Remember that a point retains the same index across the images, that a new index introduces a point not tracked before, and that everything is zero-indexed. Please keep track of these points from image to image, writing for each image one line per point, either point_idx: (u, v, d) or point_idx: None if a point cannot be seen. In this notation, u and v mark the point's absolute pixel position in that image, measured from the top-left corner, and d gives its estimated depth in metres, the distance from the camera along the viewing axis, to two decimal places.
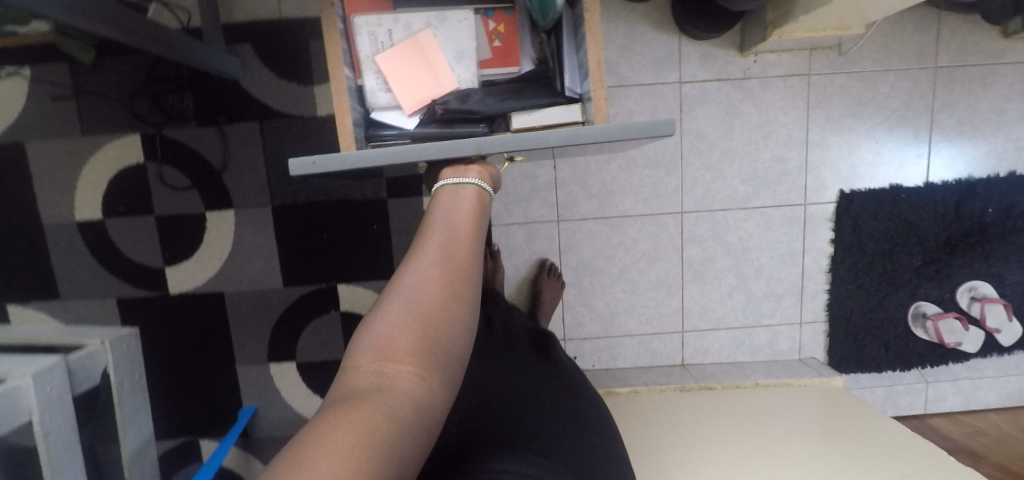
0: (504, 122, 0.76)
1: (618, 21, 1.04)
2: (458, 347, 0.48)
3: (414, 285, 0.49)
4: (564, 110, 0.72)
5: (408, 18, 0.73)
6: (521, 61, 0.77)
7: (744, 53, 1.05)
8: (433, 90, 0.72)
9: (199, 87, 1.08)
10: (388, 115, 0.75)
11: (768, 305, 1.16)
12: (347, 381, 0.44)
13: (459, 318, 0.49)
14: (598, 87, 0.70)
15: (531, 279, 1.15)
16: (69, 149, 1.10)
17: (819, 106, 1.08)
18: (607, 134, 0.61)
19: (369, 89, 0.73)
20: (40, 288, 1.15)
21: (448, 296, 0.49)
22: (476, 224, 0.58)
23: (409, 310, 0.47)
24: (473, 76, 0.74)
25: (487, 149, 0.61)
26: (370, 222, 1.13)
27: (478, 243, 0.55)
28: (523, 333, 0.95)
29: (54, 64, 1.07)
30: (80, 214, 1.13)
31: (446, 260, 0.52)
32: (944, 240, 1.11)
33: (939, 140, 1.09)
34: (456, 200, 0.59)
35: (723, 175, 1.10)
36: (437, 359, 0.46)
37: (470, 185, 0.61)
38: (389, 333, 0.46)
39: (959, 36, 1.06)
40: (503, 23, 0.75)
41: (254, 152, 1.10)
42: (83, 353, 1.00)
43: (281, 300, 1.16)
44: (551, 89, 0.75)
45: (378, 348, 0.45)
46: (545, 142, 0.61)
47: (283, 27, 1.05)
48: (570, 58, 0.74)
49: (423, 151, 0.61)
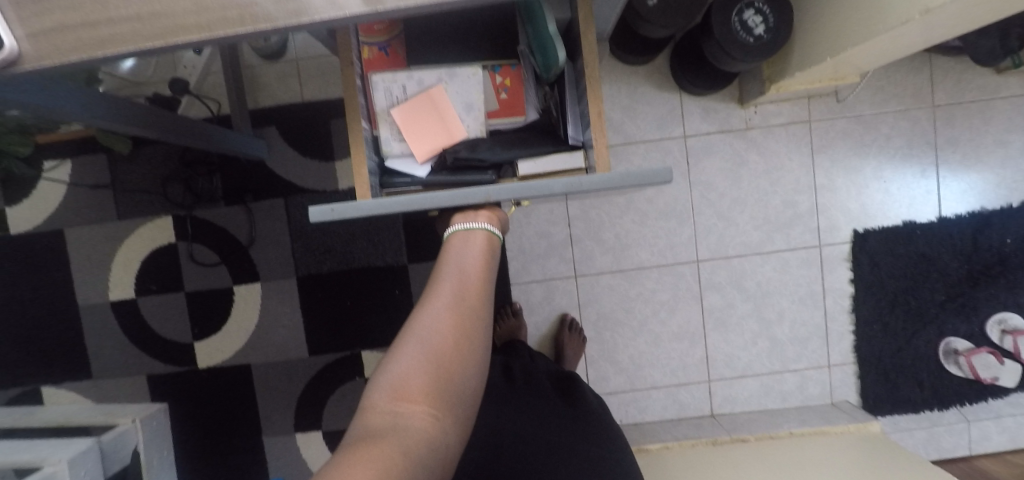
0: (511, 168, 0.76)
1: (620, 84, 1.09)
2: (469, 387, 0.51)
3: (427, 328, 0.52)
4: (568, 157, 0.73)
5: (421, 75, 0.74)
6: (527, 111, 0.79)
7: (744, 105, 1.09)
8: (443, 140, 0.74)
9: (227, 169, 1.14)
10: (401, 163, 0.75)
11: (794, 350, 1.15)
12: (363, 421, 0.46)
13: (470, 360, 0.51)
14: (599, 139, 0.70)
15: (552, 335, 1.16)
16: (106, 234, 1.16)
17: (823, 150, 1.11)
18: (611, 183, 0.59)
19: (383, 139, 0.75)
20: (74, 368, 1.18)
21: (459, 338, 0.52)
22: (487, 268, 0.61)
23: (422, 353, 0.50)
24: (482, 126, 0.76)
25: (495, 197, 0.60)
26: (392, 287, 1.15)
27: (488, 287, 0.58)
28: (545, 372, 0.95)
29: (94, 155, 1.14)
30: (115, 294, 1.17)
31: (457, 303, 0.55)
32: (966, 273, 1.10)
33: (946, 175, 1.11)
34: (468, 243, 0.63)
35: (736, 222, 1.12)
36: (449, 400, 0.48)
37: (479, 229, 0.65)
38: (404, 374, 0.49)
39: (953, 75, 1.09)
40: (510, 77, 0.77)
41: (279, 227, 1.15)
42: (116, 432, 1.01)
43: (306, 369, 1.18)
44: (555, 137, 0.75)
45: (394, 389, 0.48)
46: (551, 189, 0.59)
47: (305, 109, 1.12)
48: (572, 108, 0.76)
49: (434, 198, 0.60)
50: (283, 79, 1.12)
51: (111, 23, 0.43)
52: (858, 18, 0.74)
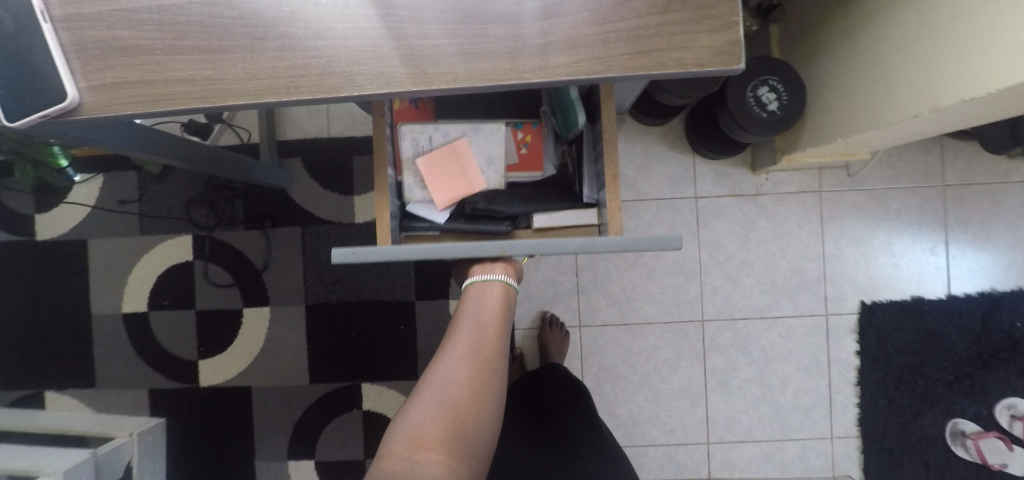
0: (526, 219, 0.80)
1: (635, 142, 1.12)
2: (482, 435, 0.58)
3: (445, 381, 0.60)
4: (581, 213, 0.77)
5: (448, 127, 0.76)
6: (544, 166, 0.80)
7: (756, 172, 1.12)
8: (462, 190, 0.75)
9: (250, 195, 1.18)
10: (422, 209, 0.76)
11: (795, 418, 1.13)
12: (386, 464, 0.53)
13: (483, 411, 0.59)
14: (613, 197, 0.70)
15: (535, 333, 1.16)
16: (126, 247, 1.19)
17: (833, 221, 1.12)
18: (621, 245, 0.59)
19: (406, 185, 0.76)
20: (79, 377, 1.20)
21: (473, 391, 0.59)
22: (501, 322, 0.67)
23: (440, 404, 0.58)
24: (501, 179, 0.77)
25: (511, 251, 0.61)
26: (398, 323, 1.17)
27: (503, 338, 0.66)
28: (553, 393, 0.95)
29: (123, 172, 1.18)
30: (127, 307, 1.19)
31: (473, 356, 0.63)
32: (975, 355, 1.09)
33: (956, 253, 1.11)
34: (485, 294, 0.69)
35: (742, 285, 1.13)
36: (462, 449, 0.55)
37: (497, 280, 0.70)
38: (422, 424, 0.56)
39: (964, 156, 1.10)
40: (531, 134, 0.79)
41: (293, 254, 1.18)
42: (112, 446, 1.02)
43: (305, 397, 1.18)
44: (570, 193, 0.80)
45: (413, 437, 0.55)
46: (564, 248, 0.59)
47: (331, 144, 1.17)
48: (588, 167, 0.78)
49: (451, 249, 0.61)
50: (312, 115, 1.17)
51: (166, 83, 0.48)
52: (864, 106, 0.78)
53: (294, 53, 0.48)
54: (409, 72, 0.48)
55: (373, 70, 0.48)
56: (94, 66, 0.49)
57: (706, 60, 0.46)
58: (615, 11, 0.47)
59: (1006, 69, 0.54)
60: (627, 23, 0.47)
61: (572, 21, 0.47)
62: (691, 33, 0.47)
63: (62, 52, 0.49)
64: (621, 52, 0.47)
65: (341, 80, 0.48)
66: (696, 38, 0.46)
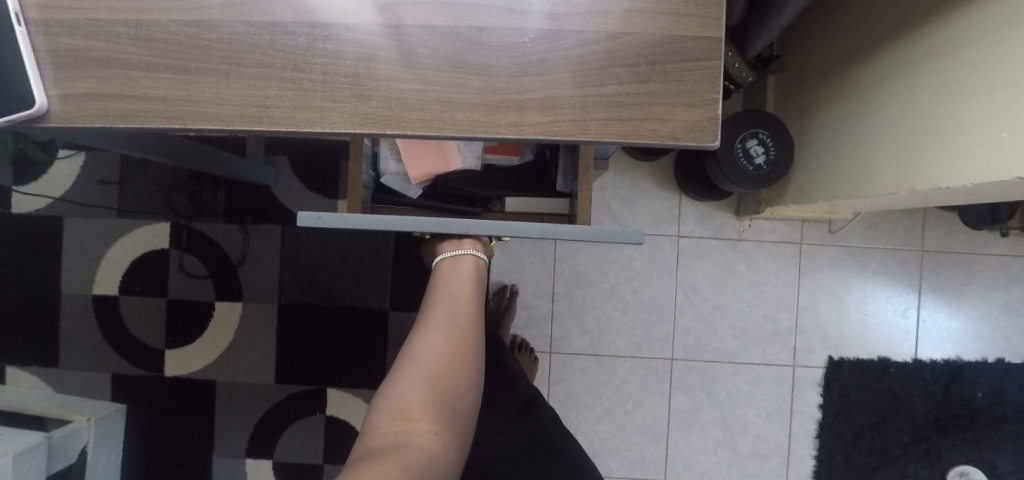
0: (499, 203, 0.78)
1: (623, 175, 1.12)
2: (463, 403, 0.62)
3: (423, 357, 0.63)
4: (553, 202, 0.74)
5: None
6: (523, 152, 0.78)
7: (740, 218, 1.12)
8: (438, 167, 0.73)
9: (233, 189, 1.17)
10: (396, 181, 0.77)
11: (753, 464, 1.14)
12: (371, 439, 0.57)
13: (462, 381, 0.63)
14: (584, 189, 0.65)
15: None
16: (102, 229, 1.17)
17: (810, 274, 1.13)
18: (583, 237, 0.58)
19: (382, 156, 0.76)
20: (42, 354, 1.18)
21: (451, 363, 0.63)
22: (474, 294, 0.70)
23: (419, 378, 0.61)
24: (477, 160, 0.76)
25: (475, 231, 0.58)
26: (370, 332, 1.16)
27: (477, 310, 0.69)
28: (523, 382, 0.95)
29: (107, 153, 1.16)
30: (97, 288, 1.17)
31: (449, 329, 0.65)
32: (933, 420, 1.10)
33: (926, 316, 1.12)
34: (457, 270, 0.71)
35: (715, 327, 1.14)
36: (445, 417, 0.59)
37: (468, 255, 0.72)
38: (403, 397, 0.59)
39: (945, 224, 1.11)
40: None
41: (271, 251, 1.17)
42: (68, 429, 1.01)
43: (268, 396, 1.18)
44: (547, 181, 0.77)
45: (394, 411, 0.59)
46: (527, 232, 0.58)
47: (320, 146, 1.16)
48: (565, 157, 0.72)
49: (416, 223, 0.59)
50: None
51: (139, 100, 0.48)
52: (852, 158, 0.78)
53: (269, 82, 0.48)
54: (384, 114, 0.47)
55: (347, 108, 0.47)
56: (65, 75, 0.48)
57: (681, 135, 0.46)
58: (595, 76, 0.47)
59: (963, 172, 0.57)
60: (607, 88, 0.47)
61: (553, 81, 0.47)
62: (669, 106, 0.47)
63: (34, 57, 0.48)
64: (598, 118, 0.47)
65: (314, 115, 0.48)
66: (674, 111, 0.47)
